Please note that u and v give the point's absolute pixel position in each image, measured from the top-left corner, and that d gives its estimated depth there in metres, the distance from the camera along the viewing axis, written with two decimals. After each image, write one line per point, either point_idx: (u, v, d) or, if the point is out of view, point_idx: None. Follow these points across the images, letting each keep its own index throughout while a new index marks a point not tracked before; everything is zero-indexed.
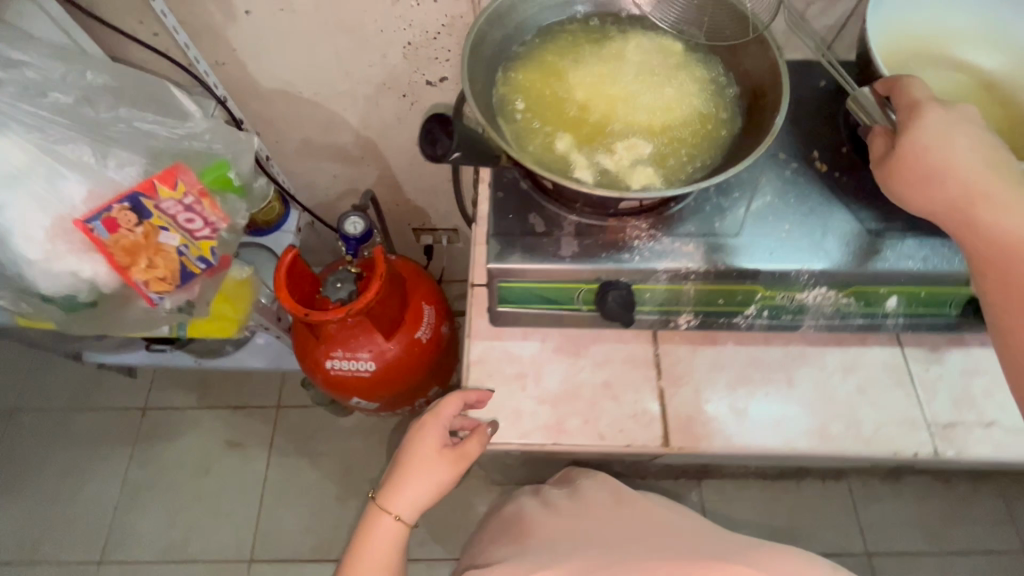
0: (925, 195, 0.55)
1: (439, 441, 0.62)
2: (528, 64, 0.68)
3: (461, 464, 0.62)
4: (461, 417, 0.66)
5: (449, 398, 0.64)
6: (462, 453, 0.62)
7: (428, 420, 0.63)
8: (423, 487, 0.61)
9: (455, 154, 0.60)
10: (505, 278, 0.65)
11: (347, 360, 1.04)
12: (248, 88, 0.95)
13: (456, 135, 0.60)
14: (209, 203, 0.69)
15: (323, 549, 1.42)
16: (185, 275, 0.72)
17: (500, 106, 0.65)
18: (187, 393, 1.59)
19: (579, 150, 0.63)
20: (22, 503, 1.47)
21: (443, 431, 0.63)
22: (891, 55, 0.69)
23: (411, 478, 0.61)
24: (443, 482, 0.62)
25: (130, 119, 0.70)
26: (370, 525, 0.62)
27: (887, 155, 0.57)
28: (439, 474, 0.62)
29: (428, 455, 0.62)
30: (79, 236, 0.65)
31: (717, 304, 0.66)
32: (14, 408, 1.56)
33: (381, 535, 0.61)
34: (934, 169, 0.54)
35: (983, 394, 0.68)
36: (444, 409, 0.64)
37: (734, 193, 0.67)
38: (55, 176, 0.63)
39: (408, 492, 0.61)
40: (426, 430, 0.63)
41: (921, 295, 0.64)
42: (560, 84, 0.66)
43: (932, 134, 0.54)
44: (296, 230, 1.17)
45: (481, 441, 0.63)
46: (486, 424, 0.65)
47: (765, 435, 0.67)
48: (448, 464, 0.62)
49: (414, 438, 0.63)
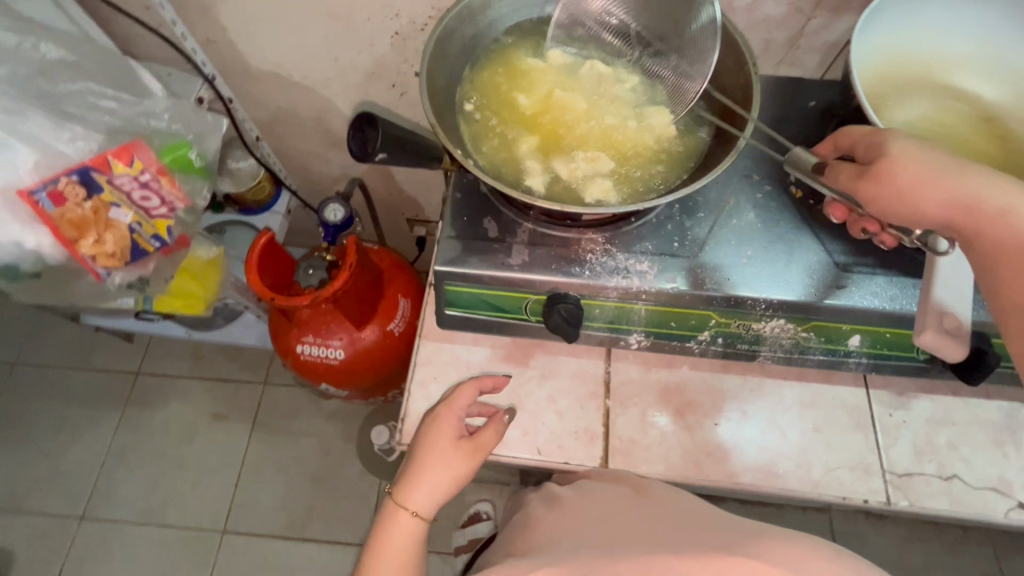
0: (922, 199, 0.47)
1: (455, 431, 0.60)
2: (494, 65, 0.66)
3: (478, 456, 0.59)
4: (472, 408, 0.64)
5: (462, 388, 0.62)
6: (479, 444, 0.59)
7: (442, 411, 0.61)
8: (442, 480, 0.58)
9: (380, 153, 0.61)
10: (453, 281, 0.63)
11: (318, 346, 1.05)
12: (237, 67, 0.94)
13: (384, 132, 0.62)
14: (167, 182, 0.72)
15: (294, 528, 1.44)
16: (136, 252, 0.74)
17: (461, 106, 0.64)
18: (178, 361, 1.62)
19: (534, 158, 0.61)
20: (15, 453, 1.52)
21: (459, 421, 0.61)
22: (878, 83, 0.66)
23: (430, 471, 0.57)
24: (461, 476, 0.59)
25: (88, 93, 0.70)
26: (387, 527, 0.56)
27: (865, 171, 0.49)
28: (458, 467, 0.58)
29: (446, 446, 0.58)
30: (22, 207, 0.66)
31: (669, 327, 0.64)
32: (15, 361, 1.62)
33: (398, 537, 0.56)
34: (925, 172, 0.47)
35: (947, 445, 0.64)
36: (458, 399, 0.62)
37: (700, 213, 0.65)
38: (0, 146, 0.64)
39: (427, 486, 0.57)
40: (441, 421, 0.60)
41: (886, 337, 0.61)
42: (523, 89, 0.65)
43: (902, 150, 0.48)
44: (285, 212, 1.18)
45: (498, 431, 0.61)
46: (503, 413, 0.64)
47: (710, 466, 0.64)
48: (467, 455, 0.58)
49: (428, 430, 0.60)
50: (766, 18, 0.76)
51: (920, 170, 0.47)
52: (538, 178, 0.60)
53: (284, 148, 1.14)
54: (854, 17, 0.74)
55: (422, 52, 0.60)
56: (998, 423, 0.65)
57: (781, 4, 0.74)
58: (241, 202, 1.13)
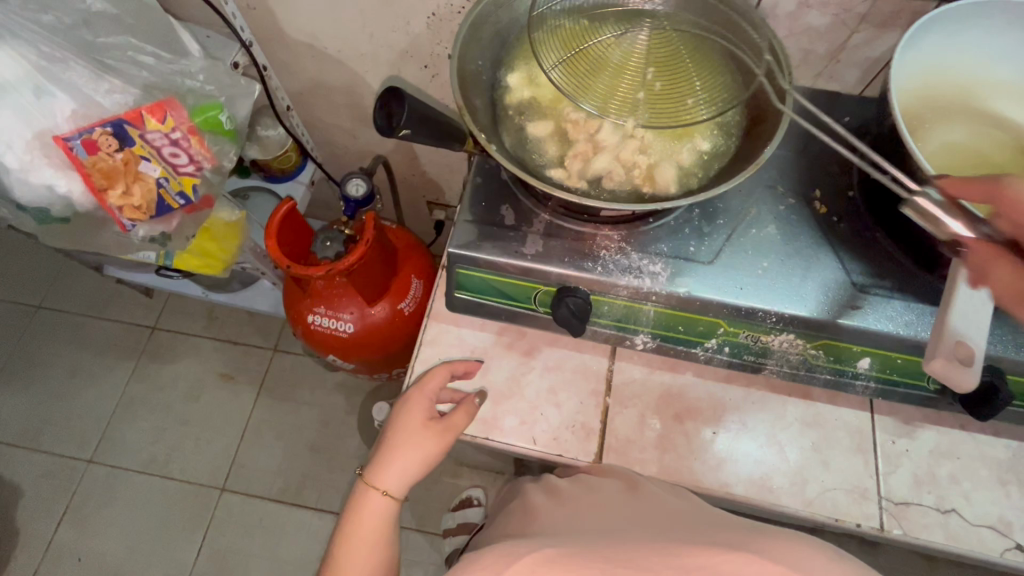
0: None
1: (426, 413, 0.63)
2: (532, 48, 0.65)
3: (448, 435, 0.62)
4: (446, 391, 0.67)
5: (434, 372, 0.65)
6: (449, 424, 0.62)
7: (415, 395, 0.64)
8: (410, 461, 0.61)
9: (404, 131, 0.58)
10: (465, 265, 0.64)
11: (328, 318, 1.06)
12: (274, 36, 0.95)
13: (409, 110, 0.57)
14: (196, 141, 0.74)
15: (290, 493, 1.47)
16: (161, 207, 0.76)
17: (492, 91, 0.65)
18: (192, 320, 1.66)
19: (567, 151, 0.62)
20: (30, 393, 1.58)
21: (429, 404, 0.63)
22: (914, 105, 0.64)
23: (399, 453, 0.61)
24: (431, 455, 0.61)
25: (127, 48, 0.71)
26: (359, 505, 0.60)
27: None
28: (427, 447, 0.61)
29: (415, 427, 0.62)
30: (57, 153, 0.68)
31: (677, 332, 0.64)
32: (38, 305, 1.67)
33: (371, 514, 0.60)
34: None
35: (948, 479, 0.63)
36: (430, 382, 0.65)
37: (719, 220, 0.64)
38: (42, 92, 0.67)
39: (396, 467, 0.60)
40: (412, 404, 0.63)
41: (897, 362, 0.60)
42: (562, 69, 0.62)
43: None
44: (309, 182, 1.19)
45: (469, 413, 0.64)
46: (474, 396, 0.66)
47: (704, 473, 0.64)
48: (437, 435, 0.61)
49: (400, 413, 0.63)
50: (808, 28, 0.75)
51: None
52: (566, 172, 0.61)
53: (313, 120, 1.15)
54: (899, 34, 0.72)
55: (456, 34, 0.61)
56: (1004, 462, 0.64)
57: (825, 15, 0.72)
58: (268, 169, 1.15)
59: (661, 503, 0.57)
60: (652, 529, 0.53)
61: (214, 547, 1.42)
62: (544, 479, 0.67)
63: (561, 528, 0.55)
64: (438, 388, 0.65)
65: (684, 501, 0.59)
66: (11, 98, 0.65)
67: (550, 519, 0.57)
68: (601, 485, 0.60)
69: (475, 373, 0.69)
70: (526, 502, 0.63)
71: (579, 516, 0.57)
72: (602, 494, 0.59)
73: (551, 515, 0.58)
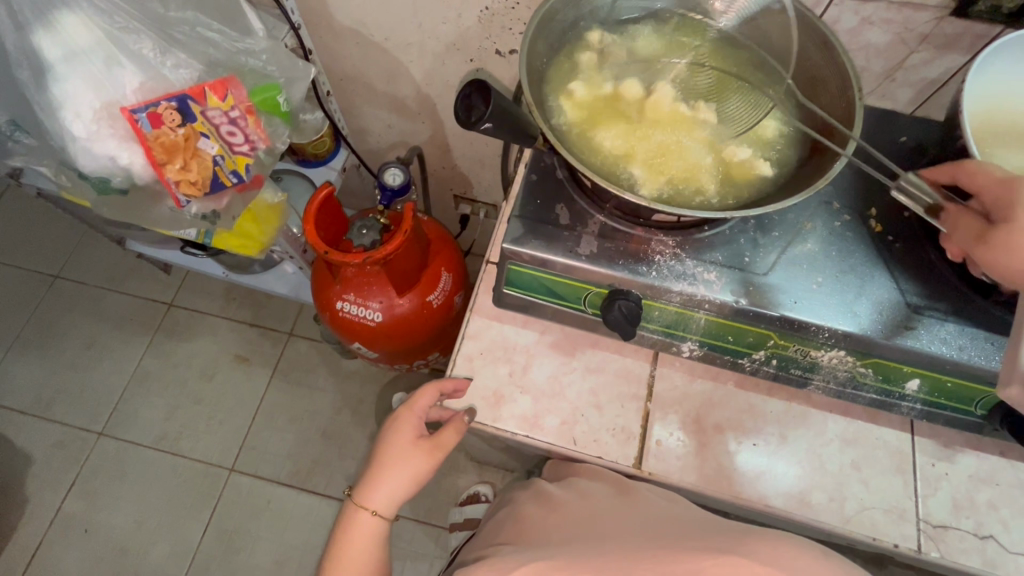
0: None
1: (414, 432, 0.64)
2: (588, 61, 0.66)
3: (438, 454, 0.63)
4: (437, 408, 0.67)
5: (423, 391, 0.65)
6: (438, 443, 0.63)
7: (404, 413, 0.65)
8: (398, 481, 0.62)
9: (487, 124, 0.55)
10: (517, 262, 0.64)
11: (357, 305, 1.06)
12: (322, 21, 0.94)
13: (494, 104, 0.55)
14: (253, 121, 0.75)
15: (299, 478, 1.47)
16: (215, 184, 0.76)
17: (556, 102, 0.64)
18: (210, 299, 1.66)
19: (656, 155, 0.62)
20: (45, 362, 1.58)
21: (418, 422, 0.65)
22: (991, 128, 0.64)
23: (387, 473, 0.62)
24: (420, 473, 0.63)
25: (196, 23, 0.72)
26: (349, 525, 0.62)
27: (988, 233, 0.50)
28: (415, 466, 0.63)
29: (403, 448, 0.63)
30: (122, 125, 0.68)
31: (725, 341, 0.64)
32: (55, 274, 1.67)
33: (360, 533, 0.62)
34: None
35: (987, 505, 0.63)
36: (419, 400, 0.65)
37: (774, 232, 0.64)
38: (113, 63, 0.67)
39: (384, 488, 0.62)
40: (401, 423, 0.65)
41: (946, 386, 0.60)
42: (621, 77, 0.65)
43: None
44: (341, 169, 1.18)
45: (458, 431, 0.64)
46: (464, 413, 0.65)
47: (743, 485, 0.64)
48: (425, 454, 0.63)
49: (390, 432, 0.65)
50: (867, 45, 0.74)
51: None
52: (657, 177, 0.60)
53: (351, 107, 1.15)
54: (960, 57, 0.71)
55: (525, 30, 0.60)
56: None
57: (886, 33, 0.72)
58: (302, 152, 1.12)
59: (654, 509, 0.59)
60: (644, 534, 0.54)
61: (220, 528, 1.42)
62: (536, 484, 0.69)
63: (553, 537, 0.57)
64: (428, 407, 0.66)
65: (678, 507, 0.60)
66: (83, 67, 0.66)
67: (545, 528, 0.60)
68: (594, 490, 0.62)
69: (464, 391, 0.67)
70: (515, 512, 0.66)
71: (571, 522, 0.59)
72: (596, 500, 0.61)
73: (547, 523, 0.61)
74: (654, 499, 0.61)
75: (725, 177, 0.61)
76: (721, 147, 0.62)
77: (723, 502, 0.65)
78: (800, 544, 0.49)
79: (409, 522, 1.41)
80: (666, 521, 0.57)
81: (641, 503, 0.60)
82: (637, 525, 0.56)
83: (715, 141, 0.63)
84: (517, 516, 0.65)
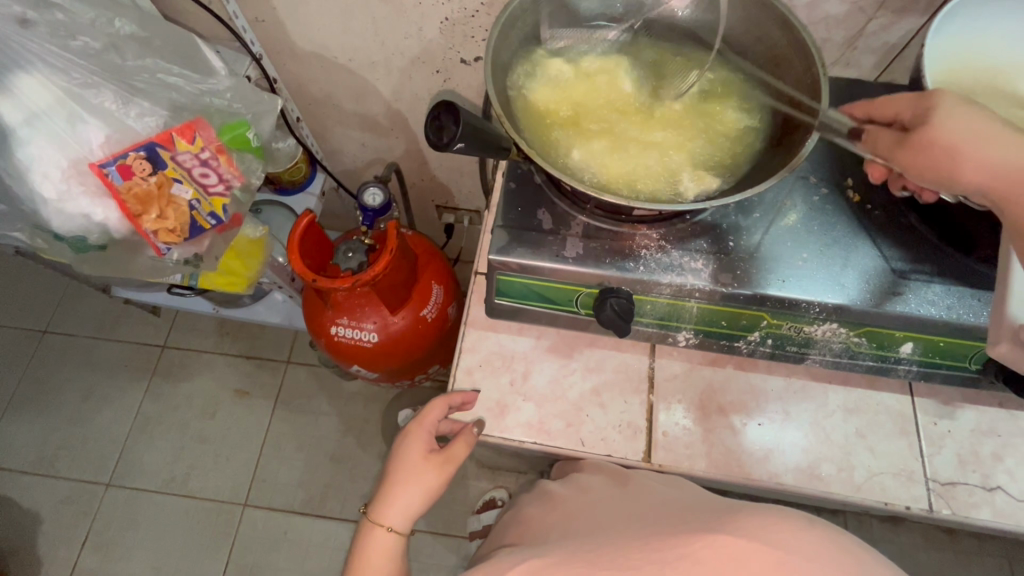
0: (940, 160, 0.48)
1: (425, 447, 0.63)
2: (548, 126, 0.63)
3: (448, 468, 0.62)
4: (446, 422, 0.67)
5: (431, 406, 0.64)
6: (448, 457, 0.62)
7: (412, 429, 0.64)
8: (413, 495, 0.61)
9: (459, 143, 0.55)
10: (505, 271, 0.64)
11: (352, 328, 1.05)
12: (284, 48, 0.93)
13: (464, 122, 0.56)
14: (224, 160, 0.75)
15: (313, 504, 1.46)
16: (194, 229, 0.76)
17: (597, 170, 0.61)
18: (204, 336, 1.64)
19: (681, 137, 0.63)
20: (44, 419, 1.56)
21: (428, 436, 0.64)
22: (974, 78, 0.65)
23: (399, 489, 0.61)
24: (431, 489, 0.62)
25: (155, 70, 0.72)
26: (366, 544, 0.60)
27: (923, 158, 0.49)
28: (426, 479, 0.61)
29: (415, 463, 0.62)
30: (92, 180, 0.68)
31: (719, 326, 0.65)
32: (44, 329, 1.65)
33: (377, 552, 0.59)
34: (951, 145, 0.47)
35: (992, 456, 0.64)
36: (427, 416, 0.65)
37: (755, 214, 0.65)
38: (75, 120, 0.67)
39: (398, 502, 0.60)
40: (412, 440, 0.63)
41: (939, 345, 0.61)
42: (574, 114, 0.64)
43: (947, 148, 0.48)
44: (320, 193, 1.16)
45: (468, 444, 0.63)
46: (473, 424, 0.65)
47: (752, 465, 0.65)
48: (435, 469, 0.62)
49: (401, 447, 0.64)
50: (826, 17, 0.74)
51: (976, 145, 0.46)
52: (633, 173, 0.61)
53: (322, 130, 1.14)
54: (918, 19, 0.72)
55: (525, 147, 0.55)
56: None
57: (843, 3, 0.72)
58: (278, 181, 1.11)
59: (653, 492, 0.59)
60: (644, 522, 0.53)
61: (240, 564, 1.41)
62: (540, 485, 0.68)
63: (550, 533, 0.57)
64: (438, 420, 0.65)
65: (674, 489, 0.59)
66: (45, 127, 0.65)
67: (549, 528, 0.58)
68: (593, 482, 0.62)
69: (473, 402, 0.67)
70: (520, 514, 0.65)
71: (574, 516, 0.58)
72: (597, 492, 0.61)
73: (549, 521, 0.59)
74: (656, 485, 0.61)
75: (703, 162, 0.62)
76: (692, 132, 0.64)
77: (738, 486, 0.66)
78: (787, 515, 0.47)
79: (427, 536, 1.39)
80: (663, 504, 0.56)
81: (645, 491, 0.59)
82: (629, 513, 0.56)
83: (687, 126, 0.64)
84: (523, 518, 0.63)
